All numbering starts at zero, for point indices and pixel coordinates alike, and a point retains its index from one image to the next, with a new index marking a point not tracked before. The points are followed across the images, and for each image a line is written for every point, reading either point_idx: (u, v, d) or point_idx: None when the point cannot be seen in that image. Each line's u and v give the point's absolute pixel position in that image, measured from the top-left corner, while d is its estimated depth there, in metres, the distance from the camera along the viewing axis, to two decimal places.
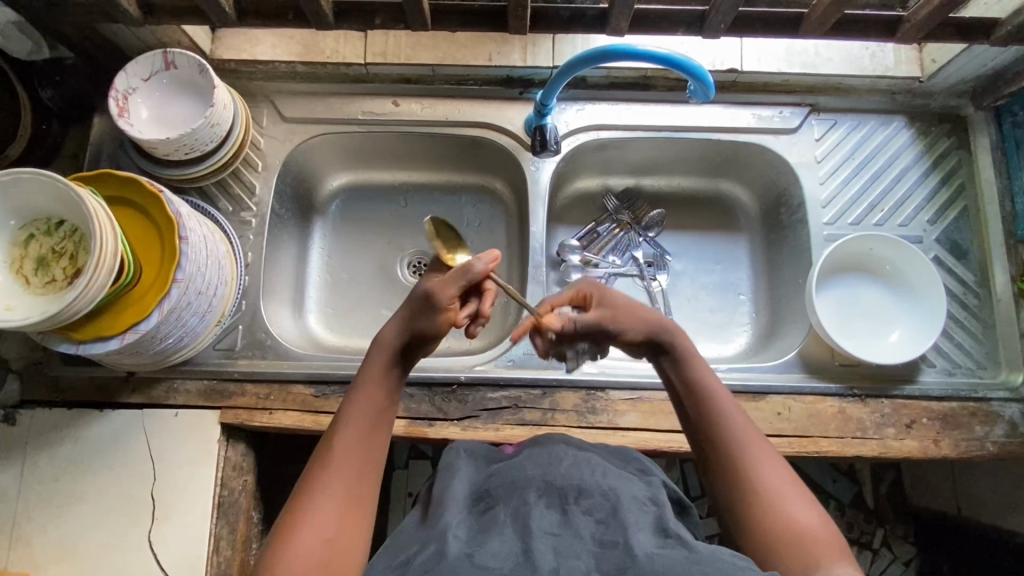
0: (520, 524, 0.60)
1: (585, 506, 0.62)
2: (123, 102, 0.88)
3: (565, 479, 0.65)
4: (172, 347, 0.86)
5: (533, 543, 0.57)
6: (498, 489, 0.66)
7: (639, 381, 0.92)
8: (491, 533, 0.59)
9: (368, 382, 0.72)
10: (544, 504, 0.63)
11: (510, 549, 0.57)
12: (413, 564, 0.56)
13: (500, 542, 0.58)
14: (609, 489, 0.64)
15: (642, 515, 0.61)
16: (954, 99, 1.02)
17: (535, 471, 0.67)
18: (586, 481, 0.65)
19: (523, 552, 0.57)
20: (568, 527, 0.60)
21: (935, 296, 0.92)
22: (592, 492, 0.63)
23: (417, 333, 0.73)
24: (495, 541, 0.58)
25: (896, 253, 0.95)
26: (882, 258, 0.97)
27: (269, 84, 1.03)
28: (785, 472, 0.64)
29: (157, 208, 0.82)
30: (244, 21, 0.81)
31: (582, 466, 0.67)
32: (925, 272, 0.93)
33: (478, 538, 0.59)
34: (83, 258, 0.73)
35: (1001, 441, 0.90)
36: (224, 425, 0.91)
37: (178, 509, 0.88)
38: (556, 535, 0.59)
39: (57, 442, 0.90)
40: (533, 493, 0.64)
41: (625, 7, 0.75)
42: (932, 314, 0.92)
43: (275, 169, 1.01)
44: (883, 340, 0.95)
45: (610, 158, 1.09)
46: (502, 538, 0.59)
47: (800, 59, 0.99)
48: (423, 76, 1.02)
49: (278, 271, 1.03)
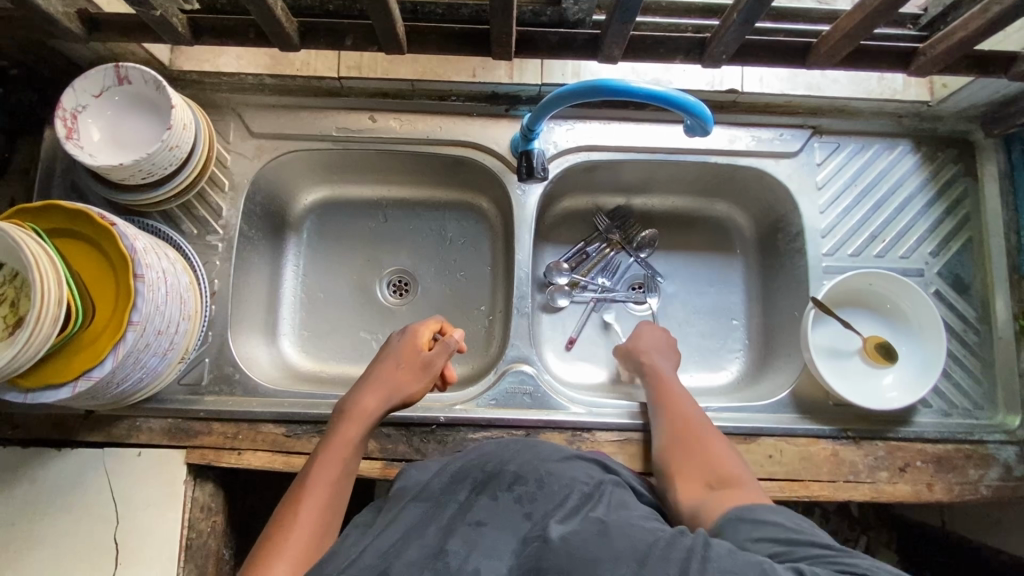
0: (452, 517, 0.62)
1: (516, 491, 0.65)
2: (72, 122, 0.81)
3: (503, 463, 0.68)
4: (130, 389, 0.80)
5: (448, 543, 0.59)
6: (443, 471, 0.69)
7: (628, 423, 0.88)
8: (414, 540, 0.60)
9: (339, 447, 0.72)
10: (480, 491, 0.65)
11: (429, 549, 0.58)
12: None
13: (422, 544, 0.59)
14: (545, 473, 0.67)
15: (570, 499, 0.63)
16: (964, 123, 0.97)
17: (477, 460, 0.70)
18: (524, 467, 0.68)
19: (438, 550, 0.58)
20: (493, 512, 0.62)
21: (934, 336, 0.89)
22: (526, 478, 0.66)
23: (400, 398, 0.77)
24: (413, 547, 0.59)
25: (896, 290, 0.92)
26: (881, 293, 0.93)
27: (235, 95, 0.95)
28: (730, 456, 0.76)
29: (109, 242, 0.76)
30: (200, 39, 0.75)
31: (525, 451, 0.71)
32: (926, 310, 0.89)
33: (401, 544, 0.60)
34: (25, 305, 0.68)
35: (996, 484, 0.88)
36: (190, 465, 0.87)
37: (142, 555, 0.84)
38: (480, 525, 0.61)
39: (10, 484, 0.85)
40: (470, 481, 0.66)
41: (619, 35, 0.70)
42: (931, 357, 0.89)
43: (242, 189, 0.95)
44: (879, 385, 0.91)
45: (601, 178, 1.03)
46: (423, 539, 0.60)
47: (805, 80, 0.93)
48: (402, 90, 0.95)
49: (248, 296, 0.97)
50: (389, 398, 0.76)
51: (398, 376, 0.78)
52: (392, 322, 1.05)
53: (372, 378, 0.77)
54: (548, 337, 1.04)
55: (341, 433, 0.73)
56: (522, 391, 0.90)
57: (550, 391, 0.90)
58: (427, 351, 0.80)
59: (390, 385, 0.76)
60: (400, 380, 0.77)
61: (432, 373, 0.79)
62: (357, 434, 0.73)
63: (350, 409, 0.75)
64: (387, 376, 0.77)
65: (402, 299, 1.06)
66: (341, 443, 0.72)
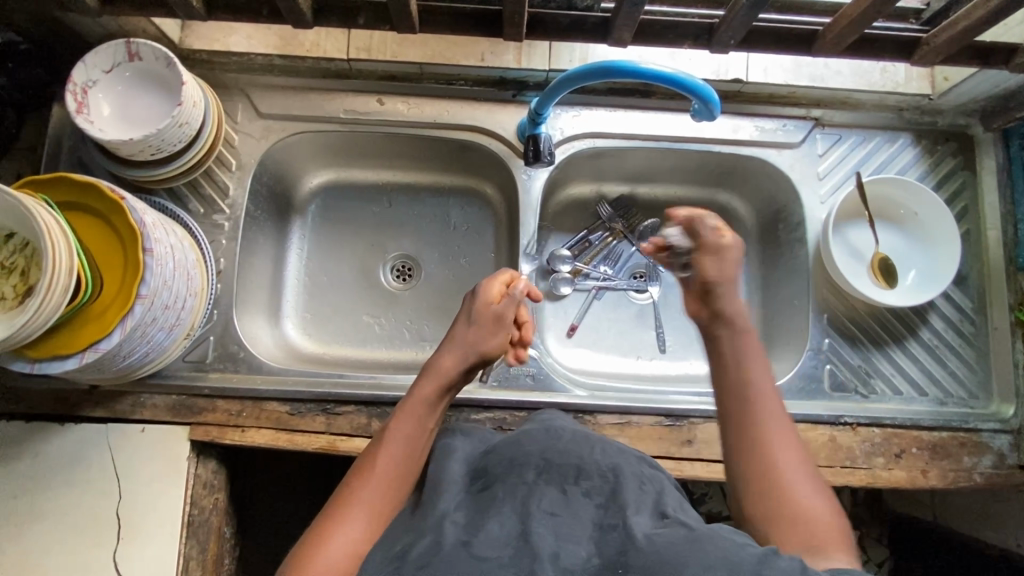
0: (520, 505, 0.55)
1: (584, 486, 0.57)
2: (82, 96, 0.81)
3: (564, 456, 0.61)
4: (136, 363, 0.81)
5: (532, 527, 0.52)
6: (496, 467, 0.61)
7: (629, 406, 0.89)
8: (489, 515, 0.54)
9: (418, 401, 0.67)
10: (543, 482, 0.58)
11: (509, 534, 0.53)
12: (407, 560, 0.49)
13: (498, 524, 0.53)
14: (610, 466, 0.60)
15: (643, 494, 0.57)
16: (963, 118, 0.99)
17: (533, 448, 0.62)
18: (586, 459, 0.60)
19: (523, 535, 0.52)
20: (564, 505, 0.55)
21: (939, 250, 0.95)
22: (591, 472, 0.59)
23: (479, 354, 0.71)
24: (493, 525, 0.53)
25: (908, 206, 0.96)
26: (893, 208, 0.98)
27: (244, 75, 0.96)
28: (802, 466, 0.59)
29: (118, 215, 0.76)
30: (213, 14, 0.78)
31: (583, 444, 0.63)
32: (944, 225, 0.94)
33: (475, 524, 0.54)
34: (34, 274, 0.68)
35: (989, 472, 0.89)
36: (193, 442, 0.87)
37: (145, 530, 0.84)
38: (555, 515, 0.54)
39: (14, 458, 0.85)
40: (531, 472, 0.59)
41: (629, 18, 0.71)
42: (931, 272, 0.95)
43: (249, 169, 0.95)
44: (883, 290, 0.94)
45: (606, 166, 1.04)
46: (500, 521, 0.54)
47: (808, 71, 0.95)
48: (410, 74, 0.96)
49: (253, 276, 0.97)
50: (469, 357, 0.71)
51: (480, 333, 0.72)
52: (396, 306, 1.05)
53: (450, 338, 0.72)
54: (550, 323, 1.04)
55: (418, 391, 0.68)
56: (525, 373, 0.91)
57: (552, 374, 0.92)
58: (502, 302, 0.75)
59: (468, 344, 0.71)
60: (479, 339, 0.72)
61: (508, 329, 0.74)
62: (434, 394, 0.68)
63: (429, 366, 0.70)
64: (466, 334, 0.72)
65: (406, 283, 1.06)
66: (416, 402, 0.67)
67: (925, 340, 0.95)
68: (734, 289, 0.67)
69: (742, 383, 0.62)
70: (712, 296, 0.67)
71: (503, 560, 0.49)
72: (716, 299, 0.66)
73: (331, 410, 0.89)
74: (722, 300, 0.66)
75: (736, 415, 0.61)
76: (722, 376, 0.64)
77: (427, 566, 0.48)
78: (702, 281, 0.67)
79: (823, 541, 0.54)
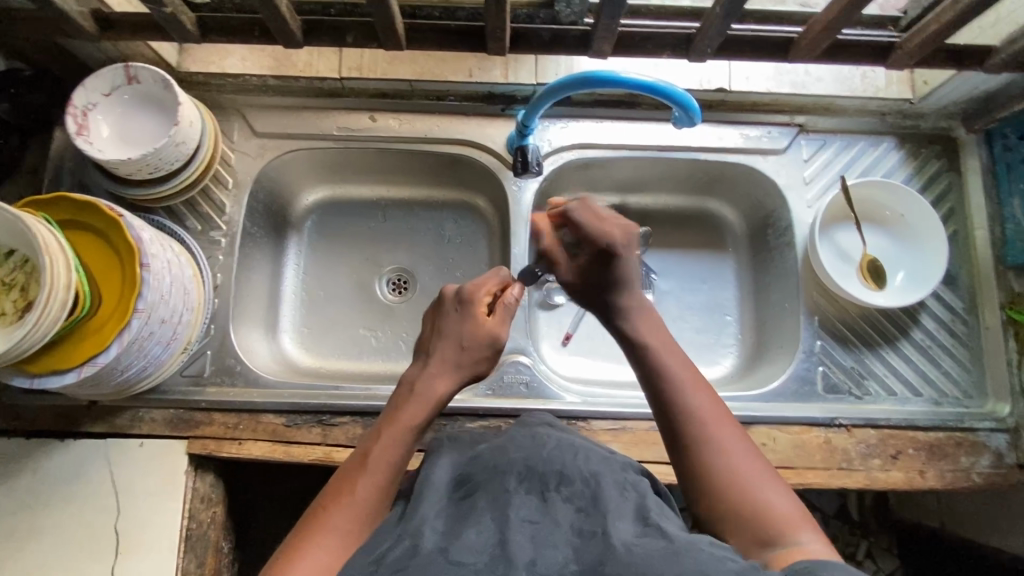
0: (498, 513, 0.55)
1: (565, 492, 0.58)
2: (82, 120, 0.84)
3: (547, 463, 0.61)
4: (134, 377, 0.82)
5: (511, 534, 0.52)
6: (480, 474, 0.62)
7: (623, 412, 0.89)
8: (468, 523, 0.54)
9: (402, 427, 0.65)
10: (524, 490, 0.58)
11: (486, 541, 0.52)
12: (385, 562, 0.51)
13: (477, 531, 0.53)
14: (591, 474, 0.60)
15: (624, 501, 0.57)
16: (945, 121, 1.00)
17: (517, 455, 0.63)
18: (568, 466, 0.61)
19: (500, 543, 0.52)
20: (546, 513, 0.55)
21: (930, 250, 0.95)
22: (573, 478, 0.59)
23: (466, 376, 0.71)
24: (472, 531, 0.53)
25: (897, 203, 0.97)
26: (880, 206, 0.98)
27: (239, 96, 0.99)
28: (755, 459, 0.61)
29: (116, 233, 0.78)
30: (208, 36, 0.81)
31: (566, 451, 0.63)
32: (929, 222, 0.95)
33: (454, 530, 0.54)
34: (34, 290, 0.70)
35: (987, 472, 0.89)
36: (191, 456, 0.88)
37: (142, 545, 0.84)
38: (534, 523, 0.54)
39: (14, 474, 0.86)
40: (513, 479, 0.59)
41: (608, 30, 0.74)
42: (922, 272, 0.95)
43: (246, 186, 0.97)
44: (872, 293, 0.94)
45: (595, 176, 1.05)
46: (479, 527, 0.54)
47: (789, 78, 0.97)
48: (401, 91, 0.99)
49: (250, 291, 0.99)
50: (457, 380, 0.70)
51: (469, 354, 0.71)
52: (392, 318, 1.06)
53: (435, 360, 0.70)
54: (545, 332, 1.05)
55: (405, 415, 0.66)
56: (519, 381, 0.92)
57: (546, 382, 0.92)
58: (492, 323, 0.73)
59: (457, 364, 0.70)
60: (468, 360, 0.71)
61: (496, 354, 0.73)
62: (419, 420, 0.67)
63: (419, 390, 0.68)
64: (452, 354, 0.71)
65: (401, 296, 1.07)
66: (400, 428, 0.65)
67: (917, 340, 0.95)
68: (630, 289, 0.72)
69: (676, 394, 0.64)
70: (602, 271, 0.72)
71: (479, 566, 0.49)
72: (601, 273, 0.72)
73: (327, 421, 0.89)
74: (615, 277, 0.72)
75: (677, 434, 0.63)
76: (656, 396, 0.65)
77: (403, 568, 0.49)
78: (596, 249, 0.72)
79: (785, 532, 0.55)
